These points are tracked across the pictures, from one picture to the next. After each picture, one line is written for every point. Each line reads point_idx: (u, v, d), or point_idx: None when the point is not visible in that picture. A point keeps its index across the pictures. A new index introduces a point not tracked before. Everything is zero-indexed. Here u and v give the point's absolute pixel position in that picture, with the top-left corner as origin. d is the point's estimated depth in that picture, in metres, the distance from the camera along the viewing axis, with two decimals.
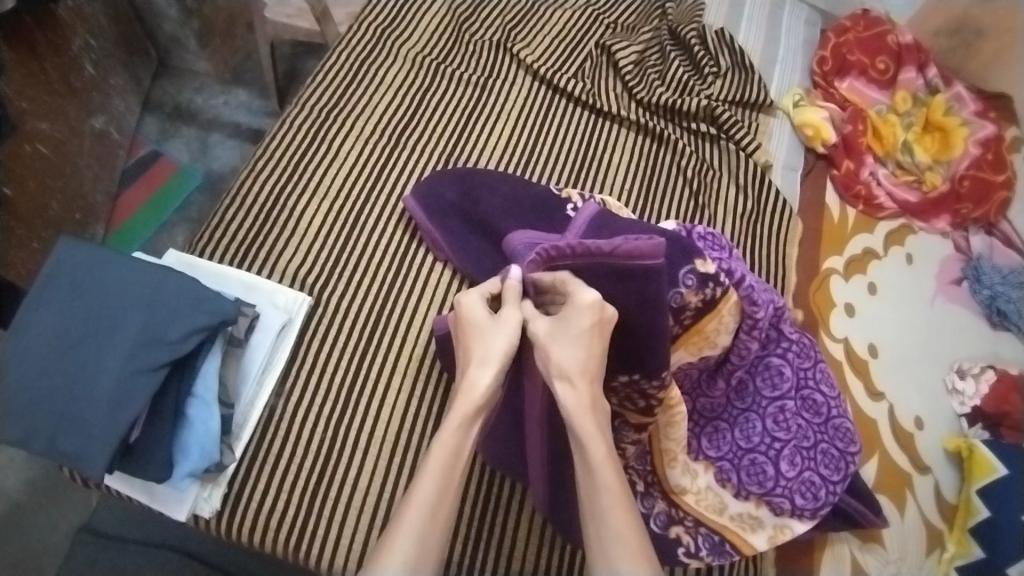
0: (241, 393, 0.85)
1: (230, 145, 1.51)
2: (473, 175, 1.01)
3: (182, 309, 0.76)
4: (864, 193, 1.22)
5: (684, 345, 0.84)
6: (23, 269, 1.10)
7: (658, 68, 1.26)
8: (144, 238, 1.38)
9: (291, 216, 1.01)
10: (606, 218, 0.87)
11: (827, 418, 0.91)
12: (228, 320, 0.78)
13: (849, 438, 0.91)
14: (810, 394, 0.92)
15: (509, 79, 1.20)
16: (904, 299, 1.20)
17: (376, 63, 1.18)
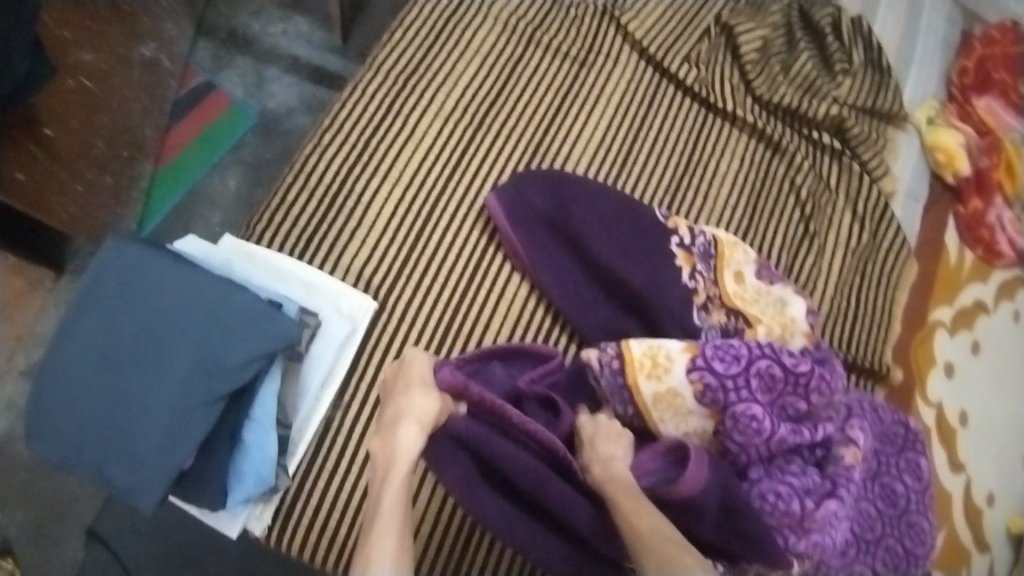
0: (298, 409, 0.80)
1: (287, 81, 1.37)
2: (567, 180, 0.90)
3: (236, 333, 0.71)
4: (987, 238, 1.10)
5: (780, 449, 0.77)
6: (69, 216, 1.02)
7: (782, 60, 1.10)
8: (195, 180, 1.29)
9: (360, 200, 0.92)
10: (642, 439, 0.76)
11: (903, 511, 0.83)
12: (288, 345, 0.73)
13: (919, 539, 0.83)
14: (889, 483, 0.84)
15: (613, 54, 1.06)
16: (1004, 360, 1.09)
17: (464, 21, 1.04)
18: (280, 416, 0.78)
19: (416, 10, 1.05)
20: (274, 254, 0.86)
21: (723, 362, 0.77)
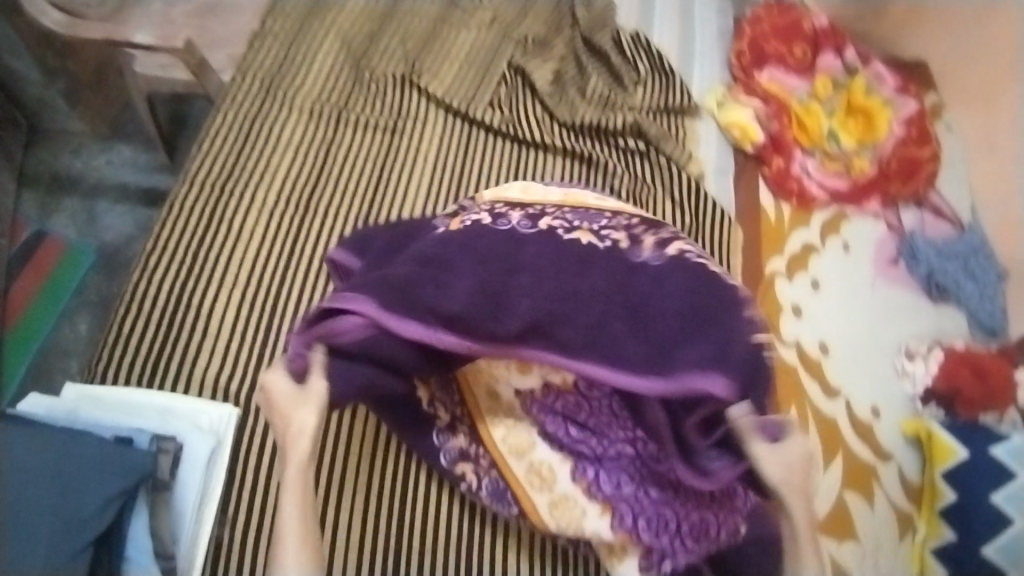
0: (179, 536, 0.76)
1: (120, 211, 1.36)
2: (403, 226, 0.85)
3: (91, 474, 0.66)
4: (796, 188, 1.21)
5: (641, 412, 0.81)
6: None
7: (576, 82, 1.19)
8: (45, 333, 1.25)
9: (199, 314, 0.91)
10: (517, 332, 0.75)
11: None
12: (146, 476, 0.69)
13: None
14: None
15: (420, 117, 1.10)
16: (846, 290, 1.20)
17: (269, 116, 1.06)
18: (160, 549, 0.72)
19: (222, 114, 1.06)
20: (119, 389, 0.82)
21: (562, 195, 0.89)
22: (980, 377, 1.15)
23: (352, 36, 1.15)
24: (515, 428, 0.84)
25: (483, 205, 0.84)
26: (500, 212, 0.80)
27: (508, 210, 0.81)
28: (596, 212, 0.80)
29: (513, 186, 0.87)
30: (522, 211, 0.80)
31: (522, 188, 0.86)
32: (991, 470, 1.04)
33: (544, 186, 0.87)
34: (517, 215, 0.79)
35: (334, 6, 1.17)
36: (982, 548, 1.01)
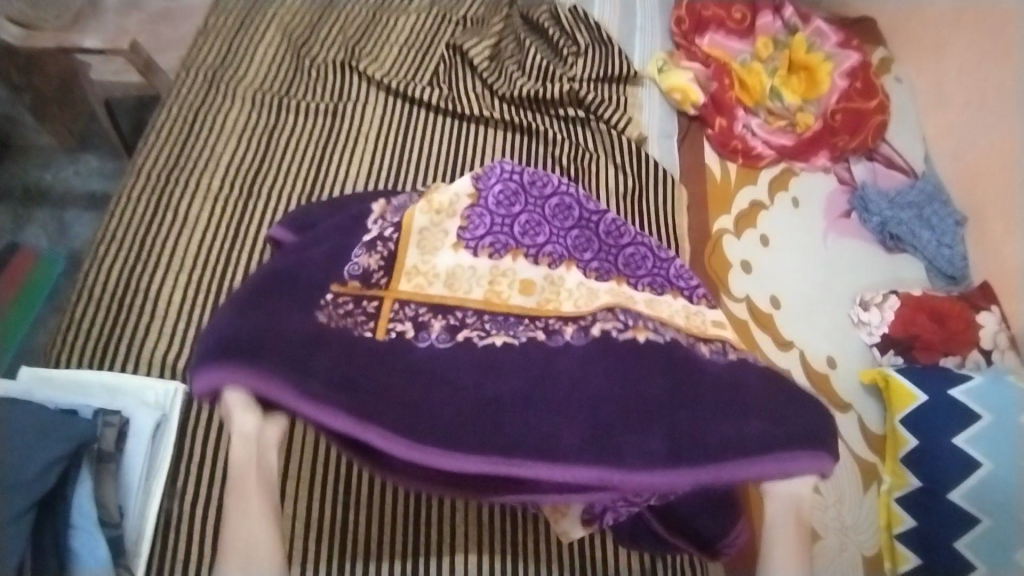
0: (126, 509, 0.78)
1: (88, 219, 1.42)
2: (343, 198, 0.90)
3: (33, 440, 0.69)
4: (740, 147, 1.22)
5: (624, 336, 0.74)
6: None
7: (516, 58, 1.22)
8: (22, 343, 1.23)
9: (149, 298, 0.93)
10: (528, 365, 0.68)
11: None
12: (88, 440, 0.73)
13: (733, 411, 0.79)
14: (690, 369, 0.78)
15: (361, 98, 1.13)
16: (796, 243, 1.21)
17: (213, 108, 1.09)
18: (104, 517, 0.74)
19: (167, 108, 1.08)
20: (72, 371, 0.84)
21: (501, 196, 0.77)
22: (938, 321, 1.14)
23: (293, 28, 1.19)
24: None
25: (376, 225, 0.79)
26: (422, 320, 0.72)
27: (366, 249, 0.75)
28: (453, 307, 0.73)
29: (415, 218, 0.76)
30: (377, 249, 0.76)
31: (415, 235, 0.76)
32: (953, 412, 1.01)
33: (450, 241, 0.76)
34: (375, 259, 0.75)
35: (274, 1, 1.22)
36: (948, 494, 0.98)
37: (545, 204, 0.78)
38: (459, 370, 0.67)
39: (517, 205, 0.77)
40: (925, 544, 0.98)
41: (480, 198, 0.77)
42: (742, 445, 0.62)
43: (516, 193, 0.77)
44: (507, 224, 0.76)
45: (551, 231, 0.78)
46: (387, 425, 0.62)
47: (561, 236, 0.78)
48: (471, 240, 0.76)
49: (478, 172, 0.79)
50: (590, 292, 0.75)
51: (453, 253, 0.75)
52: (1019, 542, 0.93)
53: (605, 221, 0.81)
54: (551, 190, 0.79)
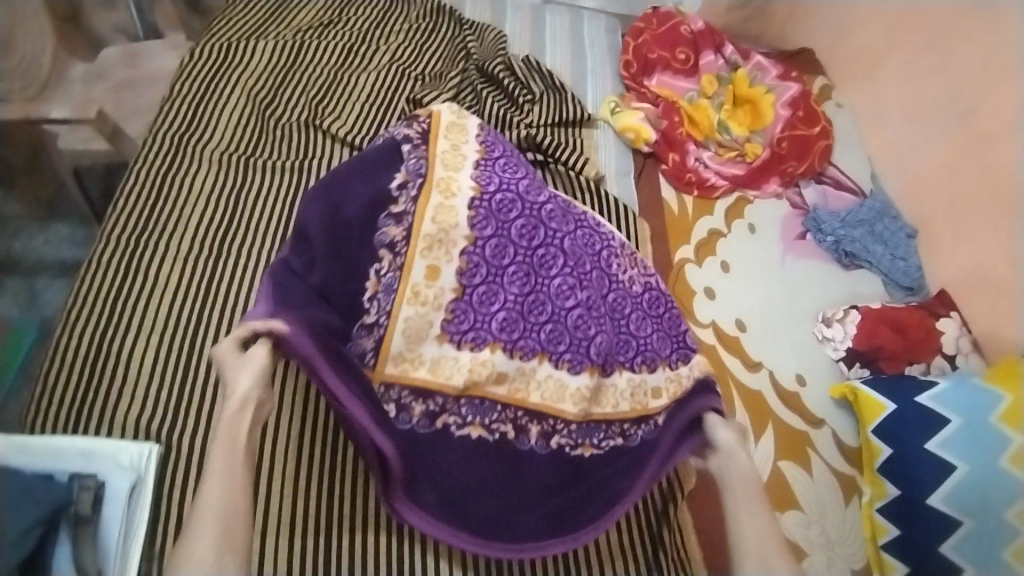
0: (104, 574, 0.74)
1: (59, 285, 1.40)
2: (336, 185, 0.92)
3: None
4: (695, 179, 1.28)
5: (559, 317, 0.94)
6: None
7: (474, 105, 1.25)
8: None
9: (120, 359, 0.92)
10: (570, 343, 0.95)
11: (550, 300, 0.94)
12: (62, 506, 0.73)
13: (570, 301, 0.94)
14: (576, 295, 0.95)
15: (326, 156, 1.15)
16: (756, 265, 1.25)
17: (180, 171, 1.11)
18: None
19: (134, 178, 1.09)
20: (40, 438, 0.81)
21: (494, 250, 0.93)
22: (899, 331, 1.20)
23: (257, 90, 1.22)
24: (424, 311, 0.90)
25: (371, 305, 0.90)
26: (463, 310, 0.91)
27: (414, 398, 0.89)
28: (433, 392, 0.89)
29: (403, 308, 0.89)
30: (425, 401, 0.89)
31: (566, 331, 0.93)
32: (921, 418, 1.06)
33: (436, 333, 0.90)
34: (371, 340, 0.90)
35: (235, 68, 1.24)
36: (927, 498, 1.01)
37: (504, 272, 0.92)
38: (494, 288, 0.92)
39: (496, 302, 0.92)
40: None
41: (502, 346, 0.91)
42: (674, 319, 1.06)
43: (502, 201, 0.94)
44: (486, 317, 0.91)
45: (526, 326, 0.93)
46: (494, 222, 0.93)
47: (534, 332, 0.93)
48: (455, 334, 0.91)
49: (585, 237, 1.00)
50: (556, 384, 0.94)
51: (438, 345, 0.90)
52: None
53: (572, 316, 0.95)
54: (539, 242, 0.94)
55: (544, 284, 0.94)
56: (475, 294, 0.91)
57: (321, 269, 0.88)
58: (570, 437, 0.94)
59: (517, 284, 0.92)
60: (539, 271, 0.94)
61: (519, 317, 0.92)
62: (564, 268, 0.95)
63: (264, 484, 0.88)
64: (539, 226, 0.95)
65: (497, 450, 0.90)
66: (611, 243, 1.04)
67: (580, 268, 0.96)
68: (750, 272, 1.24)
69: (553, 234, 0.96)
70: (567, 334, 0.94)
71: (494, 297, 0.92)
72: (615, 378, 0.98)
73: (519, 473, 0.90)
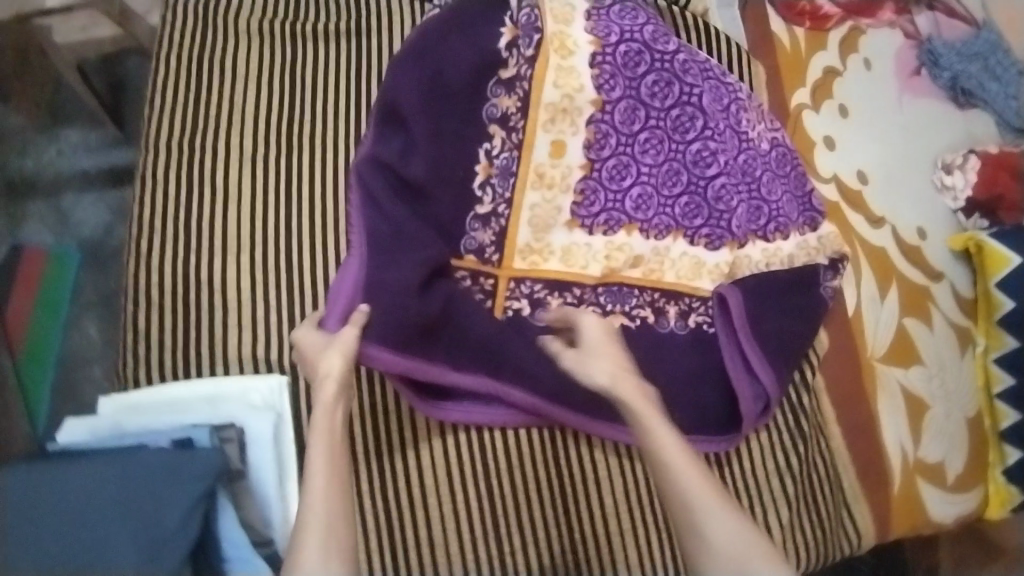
0: (270, 519, 0.73)
1: (89, 201, 1.24)
2: (434, 50, 0.78)
3: (159, 492, 0.65)
4: (807, 9, 1.11)
5: (694, 188, 0.87)
6: (66, 395, 1.17)
7: None
8: (59, 356, 1.18)
9: (210, 284, 0.81)
10: (708, 214, 0.88)
11: (686, 166, 0.87)
12: (217, 474, 0.68)
13: (707, 166, 0.87)
14: (712, 161, 0.87)
15: (385, 13, 0.95)
16: (874, 107, 1.12)
17: (216, 49, 0.92)
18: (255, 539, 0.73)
19: (167, 69, 0.90)
20: (160, 393, 0.76)
21: (624, 114, 0.84)
22: (1019, 179, 1.11)
23: None
24: (551, 195, 0.83)
25: (486, 192, 0.82)
26: (596, 187, 0.84)
27: (549, 291, 0.84)
28: (570, 285, 0.84)
29: (527, 195, 0.83)
30: (562, 294, 0.84)
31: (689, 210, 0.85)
32: None
33: (564, 219, 0.84)
34: (490, 233, 0.82)
35: None
36: None
37: (635, 141, 0.84)
38: (625, 163, 0.84)
39: (629, 177, 0.85)
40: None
41: (637, 225, 0.85)
42: (802, 182, 0.94)
43: (628, 57, 0.83)
44: (620, 194, 0.84)
45: (660, 202, 0.86)
46: (622, 85, 0.83)
47: (668, 207, 0.86)
48: (587, 218, 0.84)
49: (718, 89, 0.88)
50: (697, 262, 0.88)
51: (568, 232, 0.84)
52: None
53: (710, 185, 0.88)
54: (673, 100, 0.85)
55: (678, 151, 0.86)
56: (607, 170, 0.84)
57: (425, 155, 0.78)
58: (709, 314, 0.89)
59: (649, 153, 0.85)
60: (672, 137, 0.86)
61: (653, 191, 0.85)
62: (702, 129, 0.86)
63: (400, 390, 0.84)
64: (667, 83, 0.85)
65: (641, 335, 0.86)
66: (738, 94, 0.90)
67: (715, 129, 0.87)
68: (873, 116, 1.11)
69: (689, 91, 0.85)
70: (704, 204, 0.87)
71: (627, 169, 0.85)
72: (749, 249, 0.91)
73: (661, 360, 0.85)
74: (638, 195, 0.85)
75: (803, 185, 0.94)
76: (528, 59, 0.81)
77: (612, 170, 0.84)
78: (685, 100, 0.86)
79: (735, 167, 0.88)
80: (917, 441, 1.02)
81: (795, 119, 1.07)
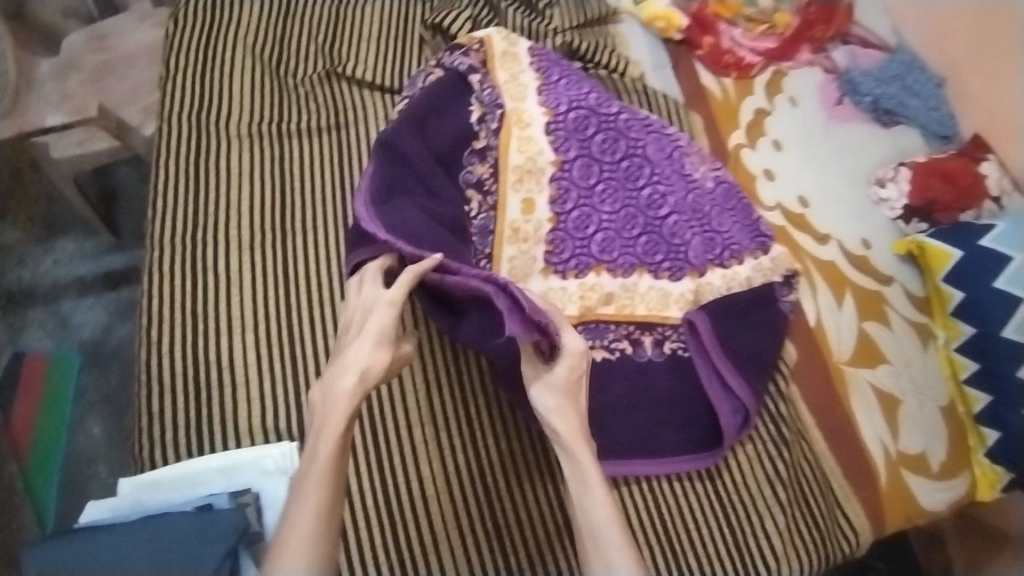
0: None
1: (89, 304, 1.31)
2: (409, 126, 0.89)
3: (183, 561, 0.70)
4: (732, 61, 1.24)
5: (649, 228, 0.97)
6: (75, 495, 1.20)
7: (495, 22, 1.16)
8: (65, 458, 1.22)
9: (217, 365, 0.88)
10: (668, 249, 0.98)
11: (641, 209, 0.97)
12: (237, 537, 0.73)
13: (660, 207, 0.98)
14: (663, 202, 0.98)
15: (358, 105, 1.06)
16: (805, 137, 1.24)
17: (208, 154, 1.01)
18: None
19: (166, 173, 0.99)
20: (180, 468, 0.82)
21: (581, 170, 0.96)
22: (950, 181, 1.20)
23: (260, 47, 1.11)
24: (524, 249, 0.92)
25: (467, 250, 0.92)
26: (563, 236, 0.94)
27: None
28: None
29: (506, 248, 0.92)
30: None
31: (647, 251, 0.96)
32: (986, 260, 1.07)
33: (540, 268, 0.92)
34: None
35: (227, 26, 1.11)
36: (1003, 332, 1.04)
37: (593, 193, 0.95)
38: (586, 213, 0.95)
39: (592, 224, 0.95)
40: (999, 416, 1.05)
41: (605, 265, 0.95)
42: (749, 211, 1.04)
43: (579, 122, 0.96)
44: (586, 240, 0.94)
45: (622, 243, 0.96)
46: (575, 146, 0.95)
47: (630, 246, 0.96)
48: (559, 265, 0.93)
49: (660, 140, 1.00)
50: (664, 295, 0.97)
51: (545, 278, 0.92)
52: None
53: (665, 224, 0.98)
54: (622, 154, 0.97)
55: (633, 196, 0.98)
56: (570, 220, 0.94)
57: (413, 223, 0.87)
58: (682, 340, 0.97)
59: (606, 202, 0.96)
60: (624, 185, 0.97)
61: (614, 235, 0.95)
62: (651, 175, 0.98)
63: (402, 433, 0.92)
64: (615, 140, 0.97)
65: (622, 366, 0.93)
66: (678, 141, 1.02)
67: (662, 174, 0.99)
68: (805, 144, 1.23)
69: (634, 144, 0.98)
70: (663, 241, 0.97)
71: (588, 216, 0.95)
72: (709, 276, 0.99)
73: (643, 387, 0.93)
74: (602, 239, 0.95)
75: (751, 213, 1.03)
76: (494, 132, 0.94)
77: (575, 220, 0.94)
78: (631, 152, 0.98)
79: (684, 205, 0.99)
80: (895, 433, 1.09)
81: (735, 157, 1.18)
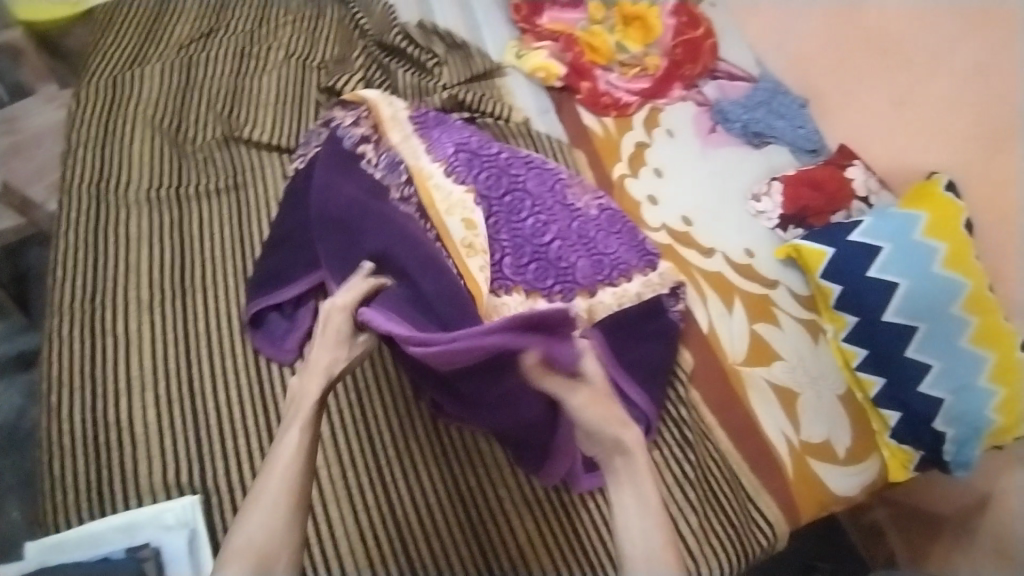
0: None
1: None
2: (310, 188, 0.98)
3: None
4: (610, 101, 1.36)
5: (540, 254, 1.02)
6: None
7: (385, 83, 1.25)
8: None
9: (119, 426, 0.89)
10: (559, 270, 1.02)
11: (530, 235, 1.02)
12: None
13: (545, 233, 1.03)
14: (549, 228, 1.04)
15: (257, 166, 1.12)
16: (683, 164, 1.36)
17: (109, 222, 1.04)
18: None
19: (67, 244, 1.02)
20: (80, 531, 0.82)
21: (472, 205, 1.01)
22: (817, 189, 1.32)
23: (159, 119, 1.16)
24: None
25: None
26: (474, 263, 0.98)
27: None
28: None
29: None
30: None
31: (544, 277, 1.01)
32: (858, 254, 1.18)
33: None
34: None
35: (126, 101, 1.16)
36: (882, 316, 1.15)
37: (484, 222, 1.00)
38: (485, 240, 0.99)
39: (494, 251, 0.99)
40: (897, 397, 1.13)
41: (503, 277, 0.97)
42: (632, 231, 1.12)
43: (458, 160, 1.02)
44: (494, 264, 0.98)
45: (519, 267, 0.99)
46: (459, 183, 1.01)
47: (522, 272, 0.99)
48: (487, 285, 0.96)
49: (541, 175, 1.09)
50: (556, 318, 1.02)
51: None
52: (954, 332, 1.10)
53: (551, 249, 1.03)
54: (504, 190, 1.03)
55: (520, 227, 1.02)
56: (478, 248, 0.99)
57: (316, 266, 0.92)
58: None
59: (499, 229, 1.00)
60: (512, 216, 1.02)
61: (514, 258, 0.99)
62: (532, 208, 1.04)
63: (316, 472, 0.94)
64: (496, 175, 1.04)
65: None
66: (560, 175, 1.11)
67: (544, 206, 1.05)
68: (685, 171, 1.35)
69: (515, 179, 1.05)
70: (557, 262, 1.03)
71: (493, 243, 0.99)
72: (600, 295, 1.05)
73: None
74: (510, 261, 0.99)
75: (634, 233, 1.12)
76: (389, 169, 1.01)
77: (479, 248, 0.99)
78: (513, 186, 1.05)
79: (568, 231, 1.06)
80: (797, 425, 1.15)
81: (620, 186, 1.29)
